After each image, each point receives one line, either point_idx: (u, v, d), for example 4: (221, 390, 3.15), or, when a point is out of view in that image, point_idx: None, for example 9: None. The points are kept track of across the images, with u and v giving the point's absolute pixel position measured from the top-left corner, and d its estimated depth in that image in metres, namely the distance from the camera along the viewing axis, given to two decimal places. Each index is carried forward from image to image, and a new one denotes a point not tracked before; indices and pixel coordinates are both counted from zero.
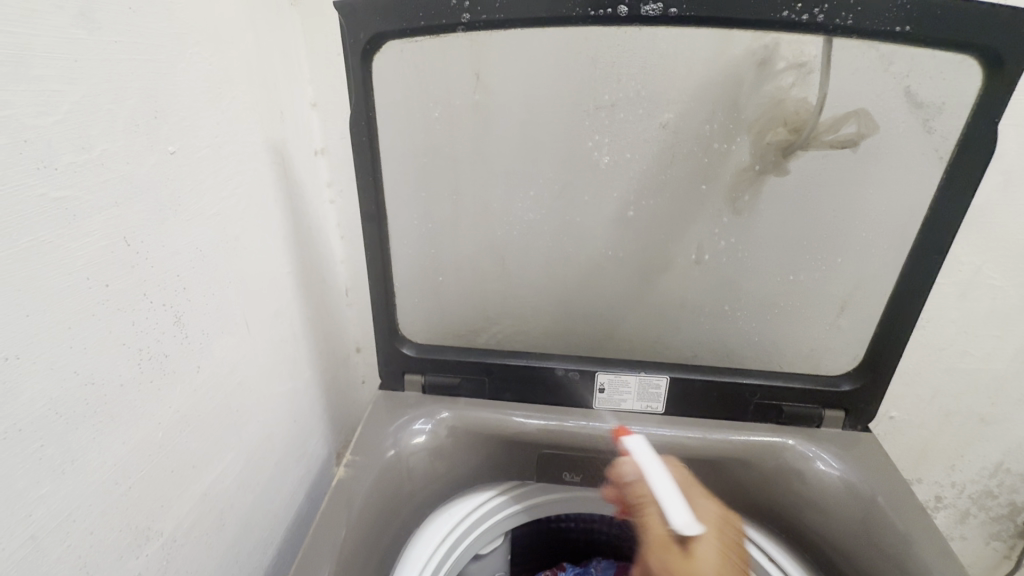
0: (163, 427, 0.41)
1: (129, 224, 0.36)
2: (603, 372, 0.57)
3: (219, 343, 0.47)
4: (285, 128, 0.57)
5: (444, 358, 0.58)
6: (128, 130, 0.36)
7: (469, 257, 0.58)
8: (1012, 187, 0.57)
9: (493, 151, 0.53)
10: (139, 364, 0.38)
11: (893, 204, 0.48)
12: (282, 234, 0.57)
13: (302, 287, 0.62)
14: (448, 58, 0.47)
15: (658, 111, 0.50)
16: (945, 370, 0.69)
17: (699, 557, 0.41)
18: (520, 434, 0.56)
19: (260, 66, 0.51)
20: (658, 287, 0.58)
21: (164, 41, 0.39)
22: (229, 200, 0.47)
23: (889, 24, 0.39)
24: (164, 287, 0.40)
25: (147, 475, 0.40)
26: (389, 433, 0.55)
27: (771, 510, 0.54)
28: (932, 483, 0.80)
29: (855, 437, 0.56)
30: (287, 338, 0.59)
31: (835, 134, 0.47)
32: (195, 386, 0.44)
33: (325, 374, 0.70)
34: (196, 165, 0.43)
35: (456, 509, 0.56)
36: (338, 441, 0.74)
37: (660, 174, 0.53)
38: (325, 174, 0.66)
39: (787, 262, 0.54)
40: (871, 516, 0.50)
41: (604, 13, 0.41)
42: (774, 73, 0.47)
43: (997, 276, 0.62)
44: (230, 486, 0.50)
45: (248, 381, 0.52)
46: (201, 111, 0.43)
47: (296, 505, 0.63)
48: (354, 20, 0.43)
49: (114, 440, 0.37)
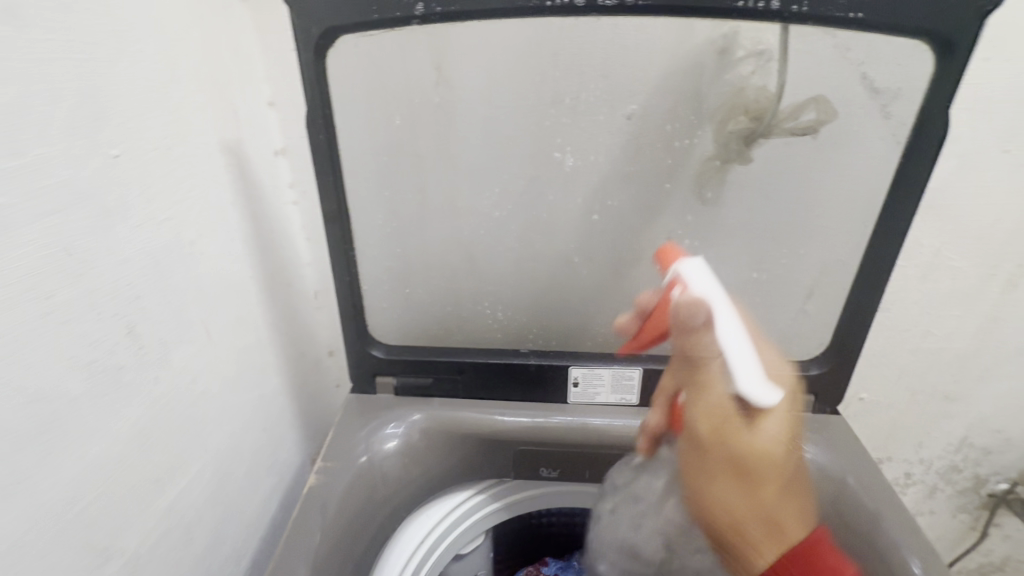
0: (121, 443, 0.40)
1: (72, 231, 0.35)
2: (577, 366, 0.57)
3: (178, 352, 0.46)
4: (241, 127, 0.55)
5: (416, 358, 0.57)
6: (66, 133, 0.34)
7: (438, 255, 0.57)
8: (967, 170, 0.58)
9: (458, 146, 0.52)
10: (91, 378, 0.36)
11: (854, 189, 0.49)
12: (242, 238, 0.55)
13: (266, 292, 0.60)
14: (406, 52, 0.46)
15: (623, 103, 0.50)
16: (910, 350, 0.71)
17: (764, 431, 0.39)
18: (495, 431, 0.55)
19: (211, 63, 0.49)
20: (629, 279, 0.58)
21: (102, 39, 0.37)
22: (183, 204, 0.45)
23: (843, 11, 0.39)
24: (115, 297, 0.38)
25: (105, 494, 0.38)
26: (362, 437, 0.54)
27: None
28: (901, 461, 0.82)
29: (825, 419, 0.57)
30: (252, 345, 0.57)
31: (795, 121, 0.48)
32: (154, 398, 0.43)
33: (295, 380, 0.68)
34: (144, 168, 0.41)
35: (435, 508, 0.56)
36: (313, 447, 0.73)
37: (627, 166, 0.53)
38: (287, 174, 0.64)
39: (755, 249, 0.54)
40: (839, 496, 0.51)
41: (562, 3, 0.40)
42: (734, 62, 0.47)
43: (956, 257, 0.64)
44: (197, 500, 0.49)
45: (212, 391, 0.51)
46: (148, 111, 0.41)
47: (270, 515, 0.61)
48: (306, 13, 0.42)
49: (67, 459, 0.35)
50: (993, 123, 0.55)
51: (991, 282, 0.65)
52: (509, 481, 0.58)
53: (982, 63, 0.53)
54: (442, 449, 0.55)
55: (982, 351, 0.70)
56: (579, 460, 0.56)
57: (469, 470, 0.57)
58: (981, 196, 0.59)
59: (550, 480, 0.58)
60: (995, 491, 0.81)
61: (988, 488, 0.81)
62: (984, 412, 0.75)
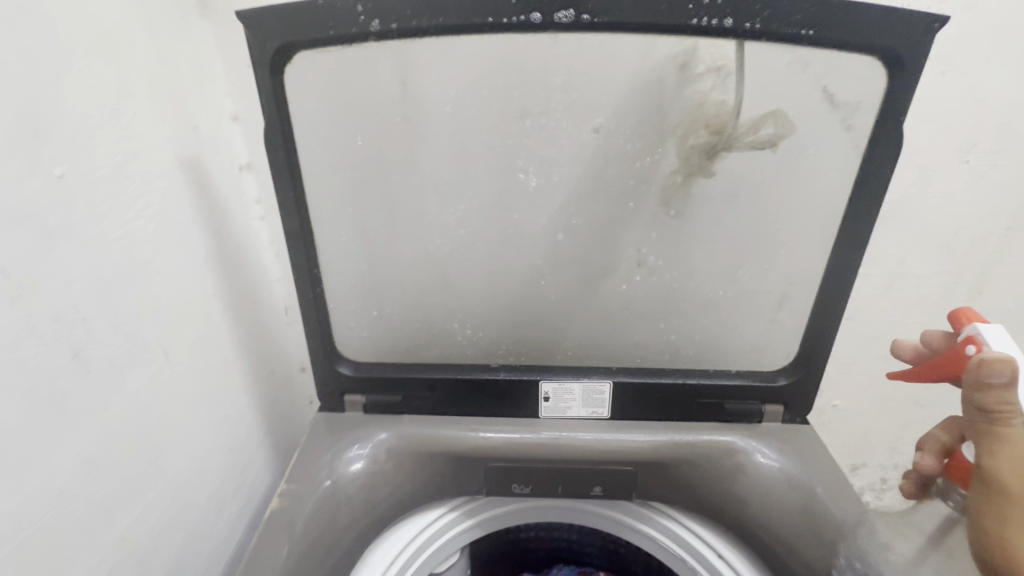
0: (66, 471, 0.38)
1: (9, 255, 0.34)
2: (547, 381, 0.56)
3: (132, 375, 0.44)
4: (202, 143, 0.54)
5: (384, 376, 0.56)
6: (2, 153, 0.33)
7: (406, 270, 0.57)
8: (928, 180, 0.59)
9: (423, 161, 0.51)
10: (30, 406, 0.35)
11: (815, 202, 0.50)
12: (204, 255, 0.54)
13: (231, 310, 0.59)
14: (367, 68, 0.45)
15: (588, 117, 0.50)
16: (880, 357, 0.72)
17: None
18: (465, 449, 0.54)
19: (167, 79, 0.48)
20: (599, 292, 0.58)
21: (43, 56, 0.36)
22: (135, 223, 0.44)
23: (795, 27, 0.40)
24: (58, 320, 0.37)
25: (46, 526, 0.37)
26: (329, 458, 0.53)
27: (720, 509, 0.54)
28: (876, 467, 0.82)
29: (795, 429, 0.57)
30: (216, 364, 0.56)
31: (755, 134, 0.48)
32: (103, 423, 0.41)
33: (265, 399, 0.66)
34: (92, 188, 0.40)
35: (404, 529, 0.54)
36: (284, 466, 0.71)
37: (592, 179, 0.53)
38: (253, 190, 0.63)
39: (722, 262, 0.55)
40: (808, 507, 0.51)
41: (519, 20, 0.40)
42: (694, 77, 0.47)
43: (921, 266, 0.64)
44: (153, 527, 0.47)
45: (171, 413, 0.49)
46: (96, 129, 0.40)
47: (236, 538, 0.60)
48: (260, 30, 0.41)
49: (2, 492, 0.34)
50: (952, 135, 0.57)
51: (956, 289, 0.66)
52: (481, 498, 0.57)
53: (939, 77, 0.54)
54: (411, 468, 0.54)
55: None
56: (550, 476, 0.55)
57: (438, 489, 0.55)
58: (943, 206, 0.60)
59: (522, 497, 0.57)
60: None
61: None
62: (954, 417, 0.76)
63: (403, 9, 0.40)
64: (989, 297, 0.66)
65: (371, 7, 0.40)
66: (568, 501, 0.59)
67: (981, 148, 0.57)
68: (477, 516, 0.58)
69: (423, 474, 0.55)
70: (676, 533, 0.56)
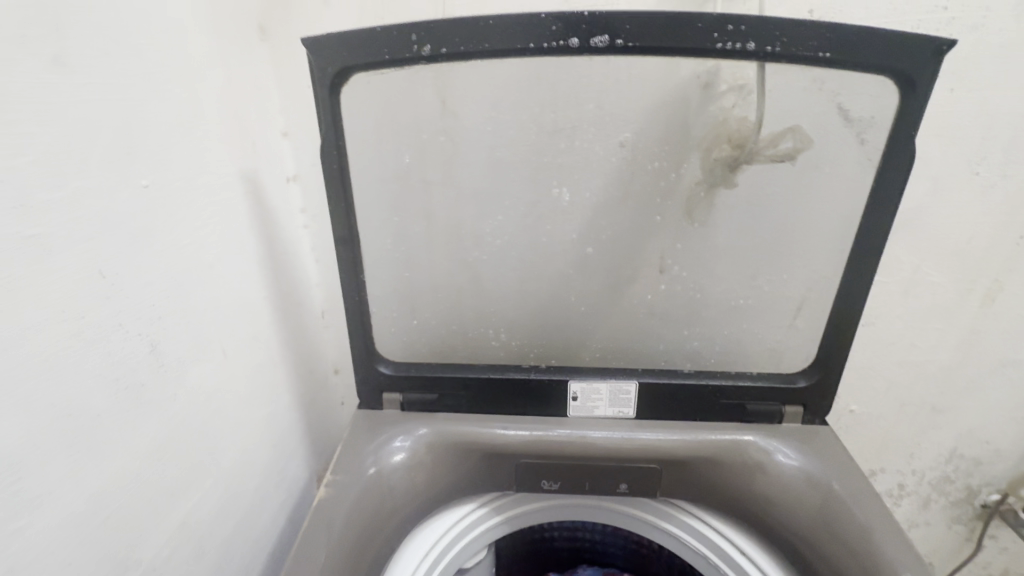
0: (140, 455, 0.42)
1: (103, 255, 0.37)
2: (576, 381, 0.59)
3: (196, 369, 0.48)
4: (257, 157, 0.58)
5: (421, 375, 0.60)
6: (101, 166, 0.37)
7: (443, 275, 0.60)
8: (941, 191, 0.62)
9: (463, 174, 0.55)
10: (115, 393, 0.39)
11: (832, 212, 0.52)
12: (256, 260, 0.58)
13: (277, 312, 0.63)
14: (416, 88, 0.49)
15: (617, 132, 0.53)
16: (896, 364, 0.74)
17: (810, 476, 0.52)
18: (497, 445, 0.57)
19: (230, 100, 0.53)
20: (625, 297, 0.61)
21: (135, 80, 0.40)
22: (202, 229, 0.48)
23: (813, 51, 0.43)
24: (140, 317, 0.41)
25: (124, 504, 0.40)
26: (370, 451, 0.56)
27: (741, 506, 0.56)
28: (894, 473, 0.84)
29: (814, 430, 0.59)
30: (264, 362, 0.60)
31: (775, 148, 0.51)
32: (171, 414, 0.45)
33: (304, 398, 0.70)
34: (168, 197, 0.44)
35: (437, 521, 0.57)
36: (319, 463, 0.74)
37: (619, 191, 0.56)
38: (299, 200, 0.68)
39: (743, 268, 0.58)
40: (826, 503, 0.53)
41: (557, 44, 0.44)
42: (717, 94, 0.50)
43: (935, 273, 0.67)
44: (209, 513, 0.51)
45: (226, 407, 0.53)
46: (173, 144, 0.44)
47: (277, 530, 0.63)
48: (322, 56, 0.45)
49: (91, 470, 0.37)
50: (963, 148, 0.59)
51: (970, 297, 0.68)
52: (510, 494, 0.60)
53: (948, 93, 0.57)
54: (446, 462, 0.57)
55: (966, 364, 0.72)
56: (577, 471, 0.58)
57: (470, 482, 0.58)
58: (955, 216, 0.63)
59: (549, 493, 0.60)
60: (987, 502, 0.82)
61: (980, 499, 0.83)
62: (972, 423, 0.77)
63: (451, 36, 0.44)
64: (1003, 304, 0.68)
65: (422, 35, 0.44)
66: (593, 500, 0.61)
67: (992, 160, 0.59)
68: (504, 511, 0.60)
69: (457, 468, 0.57)
70: (699, 530, 0.58)
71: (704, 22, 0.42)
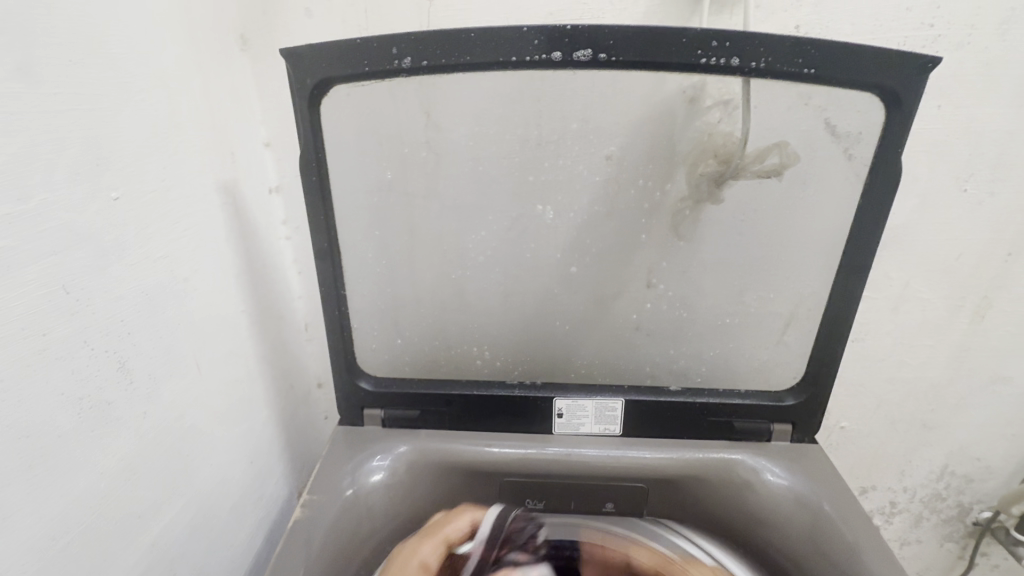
0: (107, 477, 0.40)
1: (69, 270, 0.36)
2: (561, 398, 0.58)
3: (168, 386, 0.46)
4: (237, 167, 0.57)
5: (403, 392, 0.58)
6: (69, 178, 0.36)
7: (427, 289, 0.59)
8: (928, 208, 0.62)
9: (446, 187, 0.55)
10: (80, 413, 0.37)
11: (820, 228, 0.52)
12: (235, 273, 0.56)
13: (256, 325, 0.61)
14: (398, 100, 0.49)
15: (603, 145, 0.53)
16: (886, 380, 0.73)
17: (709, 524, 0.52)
18: (480, 463, 0.56)
19: (209, 110, 0.52)
20: (612, 312, 0.60)
21: (107, 90, 0.39)
22: (177, 242, 0.47)
23: (798, 67, 0.42)
24: (108, 332, 0.40)
25: (89, 528, 0.39)
26: (348, 470, 0.54)
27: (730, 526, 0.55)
28: (885, 490, 0.83)
29: (803, 449, 0.58)
30: (242, 377, 0.58)
31: (761, 164, 0.51)
32: (141, 433, 0.43)
33: (284, 413, 0.68)
34: (142, 210, 0.43)
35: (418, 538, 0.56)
36: (300, 480, 0.73)
37: (605, 205, 0.55)
38: (280, 211, 0.66)
39: (731, 284, 0.57)
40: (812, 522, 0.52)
41: (541, 58, 0.43)
42: (702, 110, 0.50)
43: (924, 289, 0.66)
44: (181, 535, 0.49)
45: (201, 424, 0.51)
46: (148, 155, 0.43)
47: (254, 550, 0.61)
48: (302, 67, 0.45)
49: (53, 494, 0.36)
50: (950, 165, 0.59)
51: (959, 313, 0.67)
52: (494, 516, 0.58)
53: (935, 110, 0.57)
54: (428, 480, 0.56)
55: (956, 381, 0.72)
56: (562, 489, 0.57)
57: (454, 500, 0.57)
58: (943, 232, 0.63)
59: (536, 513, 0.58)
60: (979, 520, 0.82)
61: (972, 517, 0.82)
62: (963, 440, 0.76)
63: (434, 48, 0.43)
64: (992, 321, 0.67)
65: (404, 47, 0.43)
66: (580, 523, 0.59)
67: (979, 177, 0.59)
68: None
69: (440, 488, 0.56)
70: None
71: (689, 37, 0.42)
